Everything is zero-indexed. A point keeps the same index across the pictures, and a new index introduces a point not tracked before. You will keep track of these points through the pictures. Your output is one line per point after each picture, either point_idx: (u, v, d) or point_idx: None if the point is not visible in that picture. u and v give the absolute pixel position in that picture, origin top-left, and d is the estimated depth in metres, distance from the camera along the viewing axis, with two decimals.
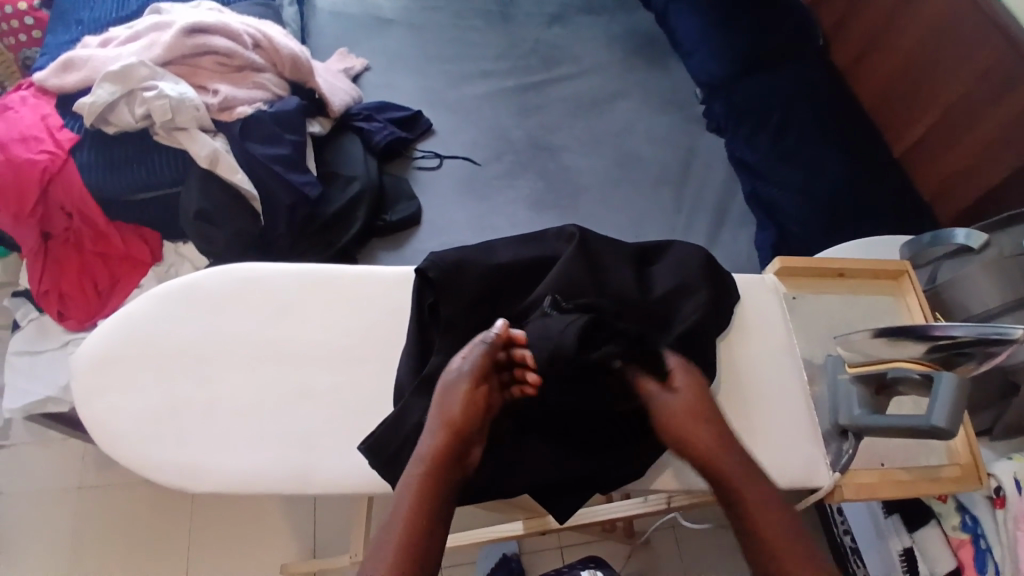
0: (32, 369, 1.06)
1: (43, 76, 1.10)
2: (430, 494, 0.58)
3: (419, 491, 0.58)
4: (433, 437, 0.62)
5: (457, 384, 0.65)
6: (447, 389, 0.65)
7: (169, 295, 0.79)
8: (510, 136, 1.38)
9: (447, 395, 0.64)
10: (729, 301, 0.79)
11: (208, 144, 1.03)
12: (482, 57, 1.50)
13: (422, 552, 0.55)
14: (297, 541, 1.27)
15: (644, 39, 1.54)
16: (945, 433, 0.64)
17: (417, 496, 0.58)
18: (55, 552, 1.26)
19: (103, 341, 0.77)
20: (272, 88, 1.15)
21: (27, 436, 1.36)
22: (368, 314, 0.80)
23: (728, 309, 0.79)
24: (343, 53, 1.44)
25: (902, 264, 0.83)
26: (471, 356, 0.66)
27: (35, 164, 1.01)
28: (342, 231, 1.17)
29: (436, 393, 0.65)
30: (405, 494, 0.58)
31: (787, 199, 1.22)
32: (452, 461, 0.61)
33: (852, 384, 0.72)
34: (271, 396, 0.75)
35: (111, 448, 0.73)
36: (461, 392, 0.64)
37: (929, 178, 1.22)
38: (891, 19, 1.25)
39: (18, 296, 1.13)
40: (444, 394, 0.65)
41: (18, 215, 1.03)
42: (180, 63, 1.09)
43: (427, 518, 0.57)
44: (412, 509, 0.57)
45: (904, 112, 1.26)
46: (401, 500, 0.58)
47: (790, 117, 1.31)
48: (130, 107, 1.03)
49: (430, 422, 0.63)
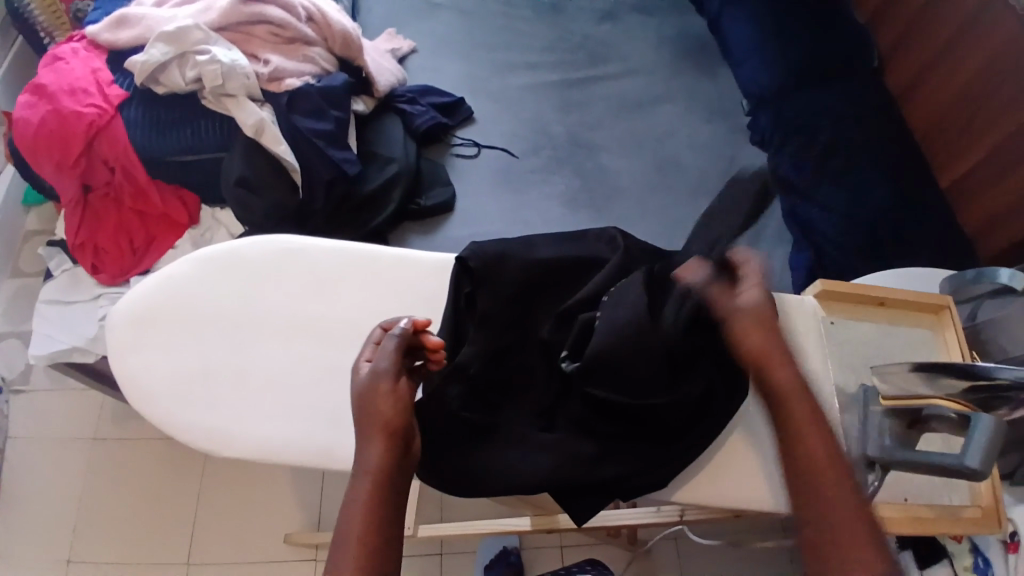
0: (62, 319, 1.07)
1: (96, 30, 1.11)
2: (381, 504, 0.58)
3: (367, 503, 0.57)
4: (381, 445, 0.60)
5: (378, 384, 0.63)
6: (368, 392, 0.63)
7: (209, 260, 0.80)
8: (551, 132, 1.37)
9: (369, 399, 0.62)
10: None
11: (255, 113, 1.04)
12: (530, 49, 1.49)
13: (382, 560, 0.55)
14: (301, 513, 1.29)
15: (694, 45, 1.52)
16: (975, 476, 0.61)
17: (368, 508, 0.57)
18: (65, 499, 1.28)
19: (139, 299, 0.78)
20: (321, 62, 1.16)
21: (48, 383, 1.38)
22: (404, 298, 0.80)
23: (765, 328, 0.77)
24: (391, 33, 1.44)
25: (945, 298, 0.82)
26: (384, 355, 0.65)
27: (82, 116, 1.02)
28: (376, 212, 1.17)
29: (355, 399, 0.63)
30: (354, 510, 0.57)
31: (825, 221, 1.21)
32: (397, 467, 0.60)
33: (884, 417, 0.71)
34: (301, 369, 0.76)
35: (139, 405, 0.74)
36: (383, 394, 0.62)
37: (974, 212, 1.20)
38: (951, 47, 1.23)
39: (53, 246, 1.15)
40: (366, 398, 0.62)
41: (62, 164, 1.04)
42: (234, 30, 1.10)
43: (380, 527, 0.56)
44: (365, 524, 0.56)
45: (955, 143, 1.23)
46: (351, 515, 0.57)
47: (837, 137, 1.29)
48: (181, 69, 1.03)
49: (361, 433, 0.61)
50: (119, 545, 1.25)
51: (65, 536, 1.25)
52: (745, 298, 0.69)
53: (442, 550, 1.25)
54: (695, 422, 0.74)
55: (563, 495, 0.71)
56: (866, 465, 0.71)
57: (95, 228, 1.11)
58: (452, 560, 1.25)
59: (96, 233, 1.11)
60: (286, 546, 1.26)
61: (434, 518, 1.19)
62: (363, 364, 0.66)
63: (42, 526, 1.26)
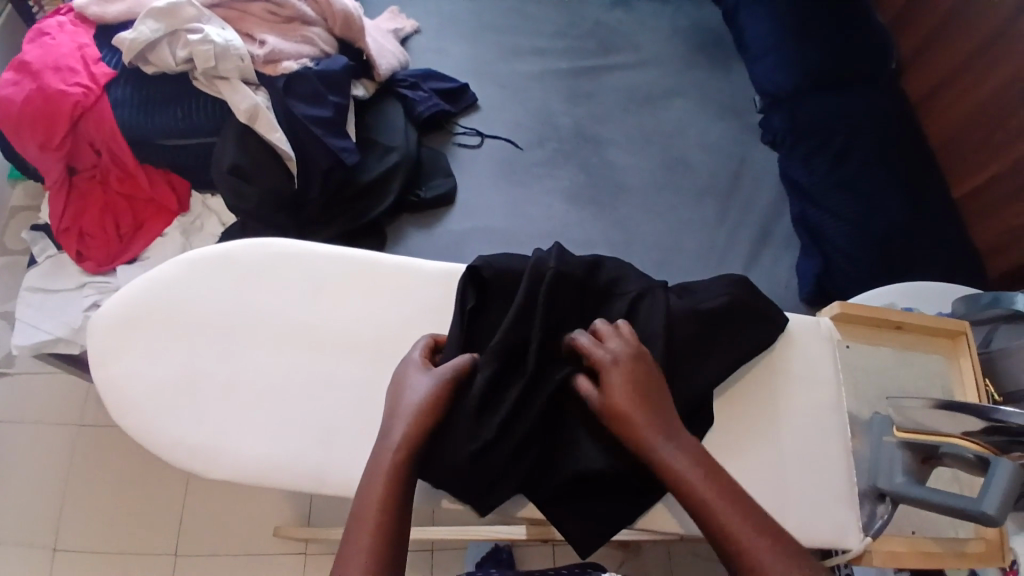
0: (44, 306, 1.03)
1: (84, 2, 1.05)
2: (395, 488, 0.60)
3: (385, 481, 0.60)
4: (405, 428, 0.63)
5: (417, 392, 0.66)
6: (408, 391, 0.66)
7: (200, 261, 0.77)
8: (556, 123, 1.32)
9: (408, 396, 0.66)
10: (770, 337, 0.76)
11: (250, 98, 0.98)
12: (538, 33, 1.43)
13: (392, 544, 0.56)
14: (291, 506, 1.27)
15: (708, 37, 1.47)
16: (990, 522, 0.61)
17: (383, 492, 0.59)
18: (49, 486, 1.26)
19: (126, 302, 0.75)
20: (320, 44, 1.10)
21: (32, 366, 1.34)
22: (402, 309, 0.77)
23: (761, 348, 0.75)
24: (395, 12, 1.37)
25: (963, 324, 0.80)
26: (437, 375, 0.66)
27: (67, 96, 0.96)
28: (373, 204, 1.13)
29: (398, 388, 0.67)
30: (370, 488, 0.59)
31: (836, 230, 1.18)
32: (416, 457, 0.63)
33: (898, 449, 0.70)
34: (294, 383, 0.72)
35: (122, 415, 0.71)
36: (423, 395, 0.65)
37: (985, 228, 1.18)
38: (975, 54, 1.18)
39: (38, 230, 1.10)
40: (404, 395, 0.66)
41: (45, 146, 0.98)
42: (229, 7, 1.03)
43: (394, 512, 0.58)
44: (380, 513, 0.58)
45: (971, 154, 1.20)
46: (370, 488, 0.59)
47: (853, 141, 1.25)
48: (172, 47, 0.97)
49: (394, 421, 0.64)
50: (105, 533, 1.23)
51: (50, 523, 1.23)
52: (614, 379, 0.64)
53: (433, 548, 1.24)
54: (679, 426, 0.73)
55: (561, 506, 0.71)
56: (876, 497, 0.72)
57: (80, 212, 1.06)
58: (441, 558, 1.24)
59: (80, 217, 1.06)
60: (274, 538, 1.25)
61: (424, 520, 1.18)
62: (415, 366, 0.69)
63: (25, 512, 1.24)
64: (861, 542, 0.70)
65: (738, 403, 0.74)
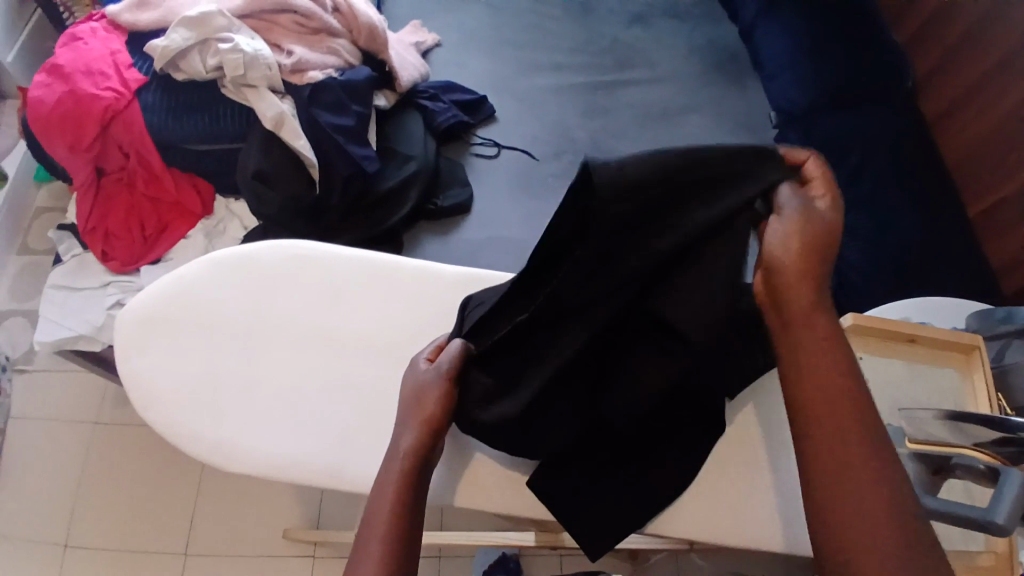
0: (68, 304, 1.06)
1: (118, 10, 1.08)
2: (408, 488, 0.62)
3: (396, 489, 0.62)
4: (415, 428, 0.66)
5: (428, 386, 0.68)
6: (422, 386, 0.68)
7: (225, 261, 0.79)
8: (572, 136, 1.35)
9: (420, 392, 0.68)
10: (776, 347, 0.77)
11: (276, 106, 1.01)
12: (557, 49, 1.46)
13: (402, 546, 0.59)
14: (300, 509, 1.28)
15: (724, 55, 1.50)
16: (999, 532, 0.62)
17: (397, 491, 0.62)
18: (63, 482, 1.27)
19: (151, 299, 0.77)
20: (344, 55, 1.13)
21: (50, 364, 1.36)
22: (420, 312, 0.78)
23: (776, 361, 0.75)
24: (415, 25, 1.41)
25: (976, 340, 0.80)
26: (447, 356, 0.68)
27: (99, 100, 0.99)
28: (390, 211, 1.15)
29: (409, 390, 0.69)
30: (385, 489, 0.62)
31: (848, 245, 1.20)
32: (428, 455, 0.65)
33: (911, 461, 0.71)
34: (313, 383, 0.74)
35: (146, 408, 0.73)
36: (432, 391, 0.67)
37: (999, 247, 1.18)
38: (991, 77, 1.20)
39: (64, 230, 1.13)
40: (419, 391, 0.68)
41: (75, 147, 1.01)
42: (258, 17, 1.06)
43: (405, 517, 0.60)
44: (391, 516, 0.60)
45: (985, 174, 1.21)
46: (381, 494, 0.62)
47: (866, 159, 1.26)
48: (202, 55, 1.00)
49: (407, 420, 0.67)
50: (116, 531, 1.24)
51: (62, 520, 1.25)
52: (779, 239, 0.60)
53: (440, 554, 1.24)
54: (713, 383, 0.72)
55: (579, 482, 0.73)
56: None
57: (107, 213, 1.09)
58: (450, 565, 1.24)
59: (107, 218, 1.09)
60: (283, 541, 1.25)
61: (433, 525, 1.19)
62: (424, 362, 0.71)
63: (39, 507, 1.25)
64: None
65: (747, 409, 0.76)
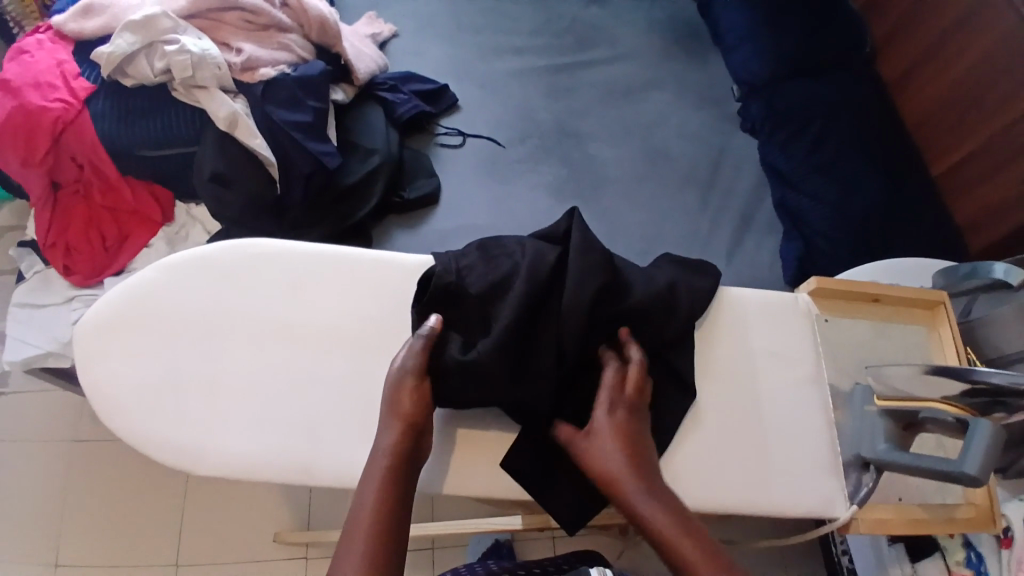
0: (32, 322, 1.03)
1: (62, 19, 1.05)
2: (392, 487, 0.62)
3: (380, 490, 0.61)
4: (395, 429, 0.65)
5: (402, 381, 0.66)
6: (394, 386, 0.66)
7: (181, 264, 0.77)
8: (537, 119, 1.33)
9: (395, 394, 0.66)
10: (721, 309, 0.78)
11: (227, 104, 0.99)
12: (516, 32, 1.44)
13: (391, 545, 0.58)
14: (290, 511, 1.27)
15: (684, 28, 1.49)
16: (972, 483, 0.60)
17: (378, 491, 0.61)
18: (46, 502, 1.26)
19: (109, 307, 0.75)
20: (297, 50, 1.11)
21: (25, 385, 1.34)
22: (383, 302, 0.77)
23: (727, 325, 0.78)
24: (371, 17, 1.38)
25: (940, 295, 0.81)
26: (413, 353, 0.67)
27: (48, 112, 0.97)
28: (357, 206, 1.14)
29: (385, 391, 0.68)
30: (366, 491, 0.61)
31: (816, 210, 1.19)
32: (410, 454, 0.64)
33: (880, 417, 0.70)
34: (278, 380, 0.73)
35: (108, 416, 0.71)
36: (408, 390, 0.66)
37: (965, 203, 1.19)
38: (949, 34, 1.20)
39: (24, 247, 1.11)
40: (392, 392, 0.66)
41: (27, 160, 0.99)
42: (204, 17, 1.04)
43: (389, 517, 0.60)
44: (376, 515, 0.59)
45: (947, 132, 1.22)
46: (365, 494, 0.61)
47: (829, 125, 1.26)
48: (150, 60, 0.98)
49: (382, 420, 0.66)
50: (104, 548, 1.23)
51: (50, 540, 1.23)
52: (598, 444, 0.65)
53: (433, 545, 1.24)
54: (668, 324, 0.74)
55: (559, 456, 0.72)
56: (861, 465, 0.71)
57: (65, 226, 1.07)
58: (444, 556, 1.24)
59: (65, 232, 1.06)
60: (275, 545, 1.25)
61: (425, 515, 1.19)
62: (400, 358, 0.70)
63: (25, 530, 1.24)
64: (847, 512, 0.70)
65: (711, 374, 0.75)
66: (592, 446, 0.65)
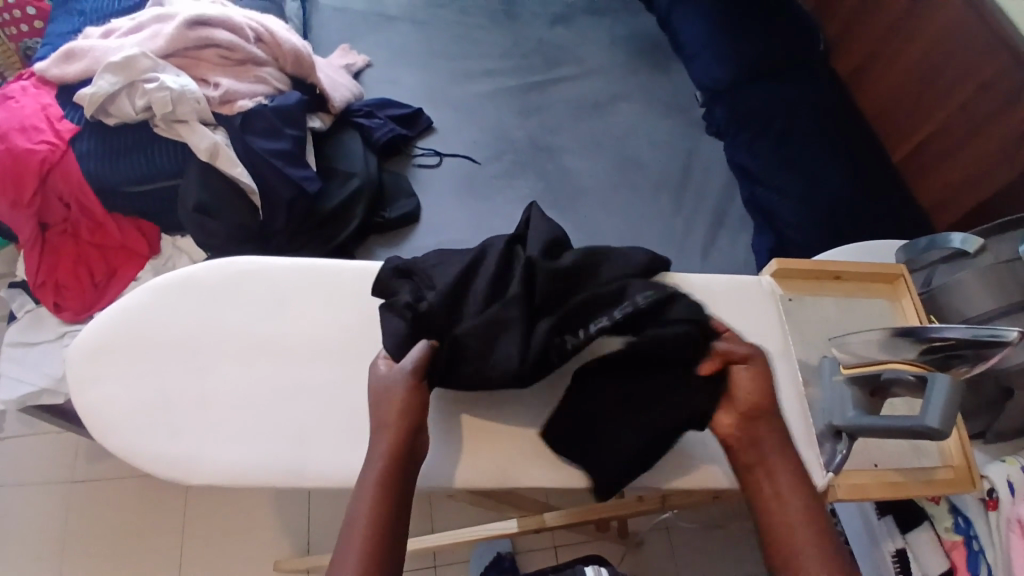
0: (26, 360, 1.06)
1: (44, 66, 1.10)
2: (386, 497, 0.63)
3: (374, 493, 0.63)
4: (381, 427, 0.67)
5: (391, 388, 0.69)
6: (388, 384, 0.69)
7: (167, 285, 0.80)
8: (511, 136, 1.38)
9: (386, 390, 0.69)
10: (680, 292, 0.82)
11: (208, 137, 1.02)
12: (487, 56, 1.50)
13: (384, 551, 0.60)
14: (288, 539, 1.27)
15: (647, 42, 1.55)
16: (936, 434, 0.63)
17: (372, 502, 0.62)
18: (44, 545, 1.25)
19: (100, 331, 0.78)
20: (272, 82, 1.16)
21: (20, 429, 1.35)
22: (364, 310, 0.80)
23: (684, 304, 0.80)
24: (345, 49, 1.44)
25: (898, 268, 0.84)
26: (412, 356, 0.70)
27: (34, 154, 1.01)
28: (340, 228, 1.17)
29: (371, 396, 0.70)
30: (361, 502, 0.62)
31: (785, 204, 1.23)
32: (403, 467, 0.65)
33: (847, 386, 0.73)
34: (266, 389, 0.75)
35: (103, 435, 0.73)
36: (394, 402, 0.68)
37: (928, 187, 1.23)
38: (898, 29, 1.26)
39: (15, 288, 1.13)
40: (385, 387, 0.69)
41: (17, 203, 1.02)
42: (181, 55, 1.09)
43: (385, 527, 0.61)
44: (370, 521, 0.61)
45: (905, 121, 1.27)
46: (357, 508, 0.62)
47: (791, 124, 1.32)
48: (131, 98, 1.02)
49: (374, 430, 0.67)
50: None
51: None
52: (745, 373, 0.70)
53: (435, 563, 1.25)
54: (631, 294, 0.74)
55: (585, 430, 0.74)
56: (834, 434, 0.73)
57: (55, 264, 1.10)
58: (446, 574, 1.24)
59: (55, 270, 1.09)
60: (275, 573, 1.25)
61: (425, 529, 1.20)
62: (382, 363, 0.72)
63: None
64: (824, 479, 0.72)
65: None
66: (752, 376, 0.70)
